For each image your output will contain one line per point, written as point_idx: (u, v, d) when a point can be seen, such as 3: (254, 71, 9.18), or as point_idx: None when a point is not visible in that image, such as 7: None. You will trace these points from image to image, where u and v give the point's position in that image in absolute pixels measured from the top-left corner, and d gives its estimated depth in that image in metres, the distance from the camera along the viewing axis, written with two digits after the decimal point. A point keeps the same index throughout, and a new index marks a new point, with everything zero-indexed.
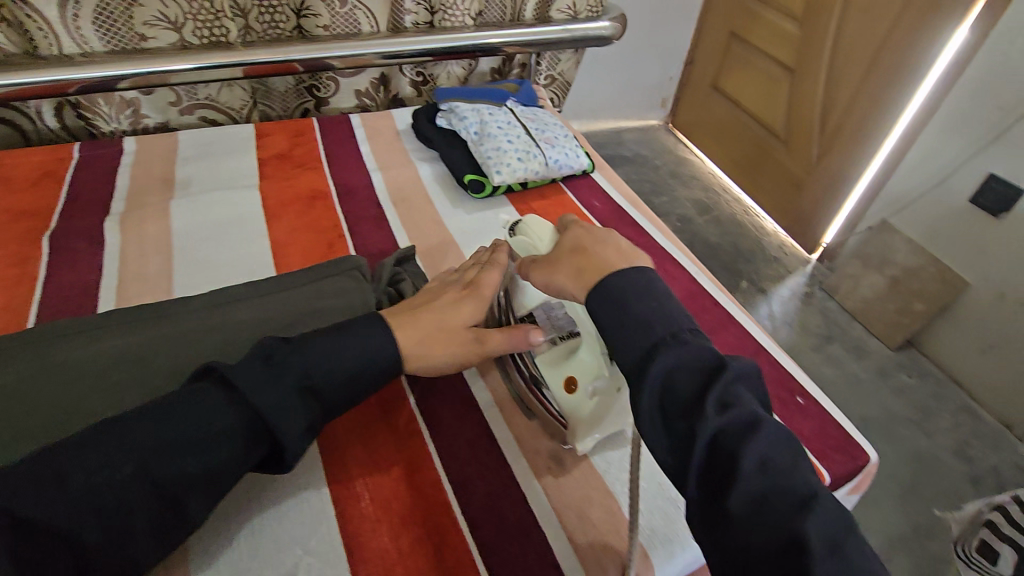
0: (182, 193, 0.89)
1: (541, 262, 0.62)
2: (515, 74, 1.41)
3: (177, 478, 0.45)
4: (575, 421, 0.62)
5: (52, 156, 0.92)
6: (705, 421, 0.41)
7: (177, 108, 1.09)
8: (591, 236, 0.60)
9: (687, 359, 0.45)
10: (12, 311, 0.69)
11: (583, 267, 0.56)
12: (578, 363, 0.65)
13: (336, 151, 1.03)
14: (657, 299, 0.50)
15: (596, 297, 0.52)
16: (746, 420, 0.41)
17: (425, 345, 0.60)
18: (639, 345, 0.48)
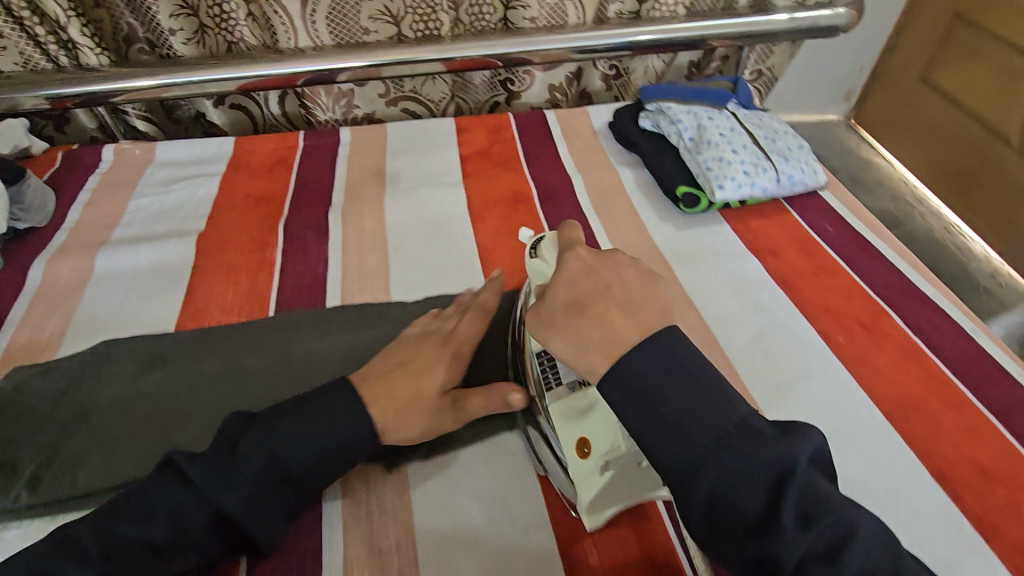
0: (393, 188, 0.91)
1: (539, 319, 0.47)
2: (714, 68, 1.26)
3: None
4: (588, 497, 0.49)
5: (282, 144, 0.99)
6: (784, 543, 0.34)
7: (383, 99, 1.14)
8: (596, 289, 0.47)
9: (746, 470, 0.37)
10: (256, 295, 0.74)
11: (584, 336, 0.44)
12: (595, 421, 0.50)
13: (534, 150, 1.00)
14: (686, 388, 0.41)
15: (611, 383, 0.42)
16: (831, 532, 0.35)
17: (406, 415, 0.53)
18: (673, 455, 0.39)
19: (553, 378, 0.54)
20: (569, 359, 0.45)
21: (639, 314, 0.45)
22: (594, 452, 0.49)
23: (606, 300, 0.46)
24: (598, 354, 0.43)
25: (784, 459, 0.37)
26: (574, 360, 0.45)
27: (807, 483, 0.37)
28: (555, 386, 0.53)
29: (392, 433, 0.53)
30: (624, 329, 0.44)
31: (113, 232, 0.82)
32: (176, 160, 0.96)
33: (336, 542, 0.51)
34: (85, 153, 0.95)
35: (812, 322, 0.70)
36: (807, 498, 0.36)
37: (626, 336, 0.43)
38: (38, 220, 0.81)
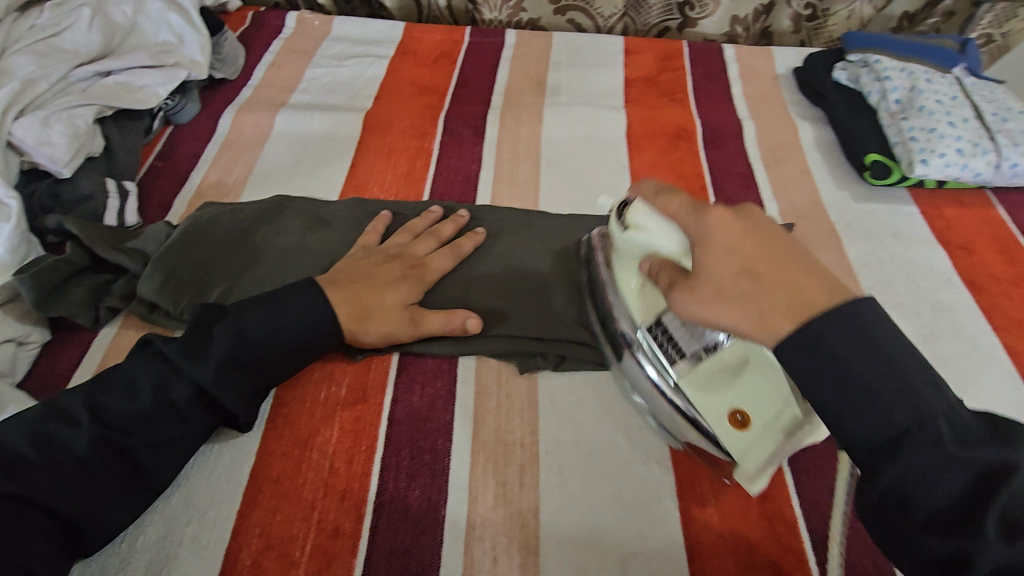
0: (552, 101, 0.88)
1: (694, 291, 0.40)
2: (932, 24, 1.07)
3: (191, 402, 0.48)
4: (756, 462, 0.46)
5: (449, 37, 0.98)
6: (910, 447, 0.33)
7: (552, 6, 1.08)
8: (759, 253, 0.38)
9: (878, 371, 0.34)
10: (413, 181, 0.76)
11: (774, 303, 0.37)
12: (746, 386, 0.49)
13: (706, 85, 0.92)
14: (881, 356, 0.34)
15: (791, 349, 0.35)
16: (961, 439, 0.32)
17: (371, 314, 0.55)
18: (819, 362, 0.35)
19: (677, 351, 0.51)
20: (753, 334, 0.37)
21: (812, 277, 0.37)
22: (755, 422, 0.47)
23: (775, 257, 0.38)
24: (782, 314, 0.36)
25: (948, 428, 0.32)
26: (756, 327, 0.37)
27: (965, 437, 0.33)
28: (678, 358, 0.50)
29: (358, 332, 0.55)
30: (814, 288, 0.37)
31: (291, 96, 0.87)
32: (349, 37, 0.98)
33: (466, 425, 0.54)
34: (271, 16, 0.99)
35: (994, 333, 0.62)
36: (938, 406, 0.33)
37: (815, 300, 0.36)
38: (230, 72, 0.88)
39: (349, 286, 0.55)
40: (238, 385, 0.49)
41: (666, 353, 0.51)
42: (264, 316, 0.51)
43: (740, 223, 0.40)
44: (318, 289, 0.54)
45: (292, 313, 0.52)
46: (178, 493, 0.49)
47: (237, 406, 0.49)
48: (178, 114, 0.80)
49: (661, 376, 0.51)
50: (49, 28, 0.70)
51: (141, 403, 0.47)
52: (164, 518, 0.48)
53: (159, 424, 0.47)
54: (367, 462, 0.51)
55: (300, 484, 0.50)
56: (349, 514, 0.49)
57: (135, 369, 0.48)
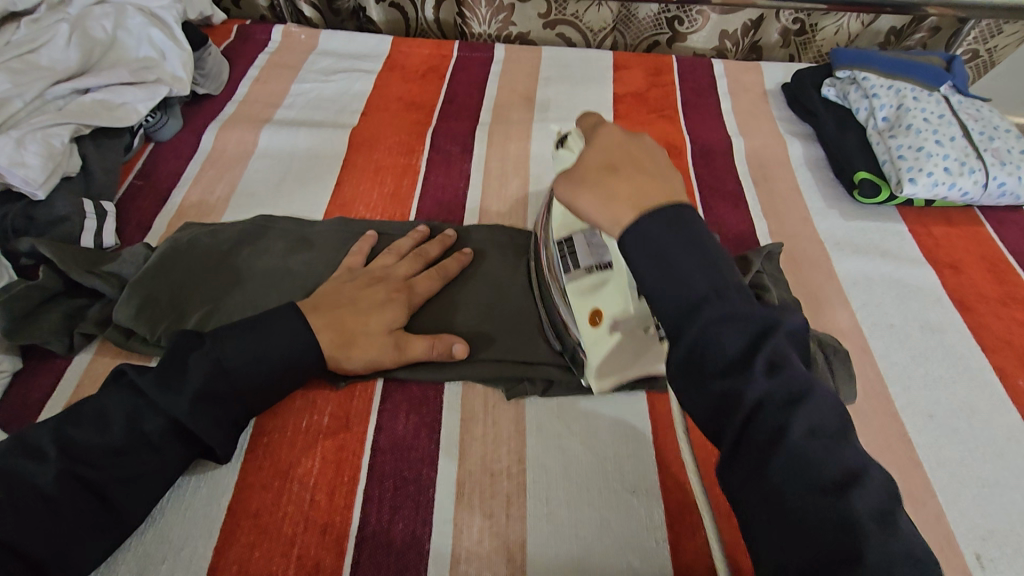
0: (540, 116, 0.88)
1: (562, 178, 0.45)
2: (918, 40, 1.08)
3: (164, 435, 0.46)
4: (596, 360, 0.52)
5: (437, 52, 0.97)
6: (749, 386, 0.35)
7: (542, 20, 1.08)
8: (626, 159, 0.44)
9: (737, 318, 0.36)
10: (399, 199, 0.75)
11: (615, 193, 0.42)
12: (609, 294, 0.53)
13: (695, 101, 0.92)
14: (707, 254, 0.38)
15: (631, 238, 0.39)
16: (791, 388, 0.35)
17: (355, 341, 0.54)
18: (678, 299, 0.38)
19: (571, 263, 0.54)
20: (602, 221, 0.42)
21: (663, 184, 0.42)
22: (604, 320, 0.52)
23: (638, 167, 0.43)
24: (626, 205, 0.41)
25: (775, 333, 0.36)
26: (602, 215, 0.42)
27: (783, 343, 0.36)
28: (572, 268, 0.54)
29: (341, 360, 0.54)
30: (653, 187, 0.42)
31: (276, 111, 0.86)
32: (336, 51, 0.97)
33: (452, 455, 0.53)
34: (257, 30, 0.98)
35: (983, 354, 0.62)
36: (776, 357, 0.35)
37: (654, 196, 0.41)
38: (213, 87, 0.86)
39: (331, 314, 0.54)
40: (215, 416, 0.48)
41: (561, 263, 0.55)
42: (246, 345, 0.50)
43: (626, 144, 0.46)
44: (302, 317, 0.53)
45: (275, 343, 0.51)
46: (153, 530, 0.48)
47: (214, 439, 0.48)
48: (160, 131, 0.78)
49: (554, 281, 0.55)
50: (26, 44, 0.69)
51: (114, 437, 0.45)
52: (138, 556, 0.46)
53: (132, 459, 0.45)
54: (349, 495, 0.50)
55: (280, 518, 0.49)
56: (330, 550, 0.47)
57: (108, 402, 0.47)
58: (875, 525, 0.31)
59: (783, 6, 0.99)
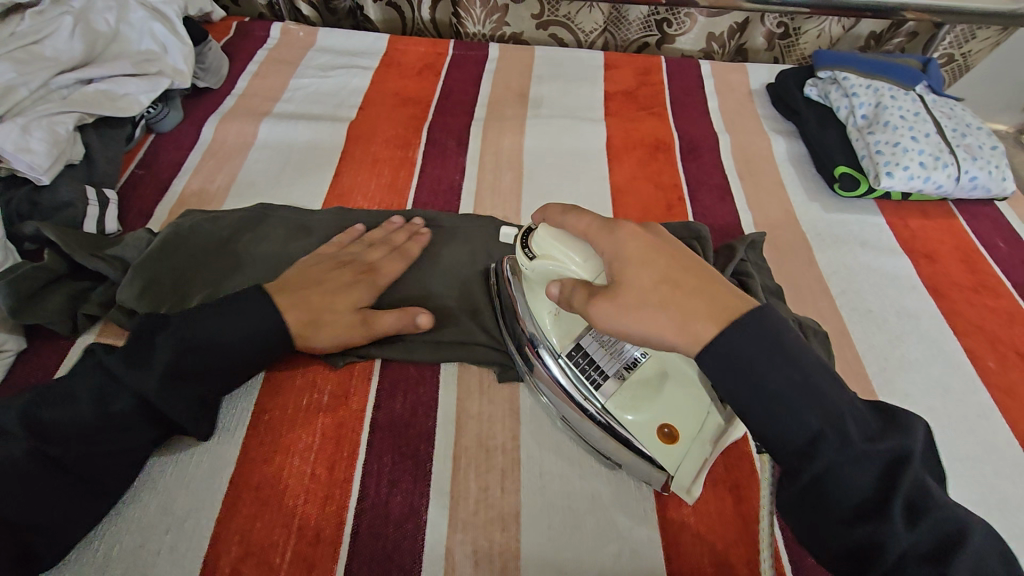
0: (534, 112, 0.90)
1: (612, 302, 0.42)
2: (897, 44, 1.12)
3: (130, 414, 0.47)
4: (689, 478, 0.46)
5: (433, 49, 1.00)
6: (855, 481, 0.37)
7: (535, 21, 1.11)
8: (673, 267, 0.42)
9: (830, 415, 0.37)
10: (396, 190, 0.77)
11: (695, 311, 0.40)
12: (668, 398, 0.48)
13: (683, 100, 0.95)
14: (789, 360, 0.38)
15: (709, 357, 0.39)
16: (891, 468, 0.37)
17: (319, 321, 0.55)
18: (772, 410, 0.38)
19: (599, 376, 0.50)
20: (676, 340, 0.40)
21: (711, 283, 0.42)
22: (682, 433, 0.47)
23: (688, 272, 0.42)
24: (708, 320, 0.39)
25: (853, 423, 0.38)
26: (681, 336, 0.40)
27: (865, 422, 0.39)
28: (602, 381, 0.50)
29: (309, 338, 0.55)
30: (721, 296, 0.41)
31: (275, 105, 0.87)
32: (334, 48, 0.99)
33: (448, 431, 0.55)
34: (256, 27, 1.00)
35: (956, 337, 0.65)
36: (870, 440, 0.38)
37: (730, 308, 0.40)
38: (213, 81, 0.88)
39: (298, 295, 0.55)
40: (181, 394, 0.49)
41: (586, 376, 0.51)
42: (217, 324, 0.51)
43: (655, 246, 0.44)
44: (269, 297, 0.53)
45: (243, 321, 0.51)
46: (157, 501, 0.49)
47: (183, 417, 0.49)
48: (161, 122, 0.80)
49: (588, 402, 0.50)
50: (30, 35, 0.70)
51: (85, 415, 0.46)
52: (117, 533, 0.47)
53: (98, 438, 0.46)
54: (349, 468, 0.52)
55: (282, 490, 0.50)
56: (330, 521, 0.49)
57: (76, 382, 0.48)
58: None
59: (768, 9, 1.02)
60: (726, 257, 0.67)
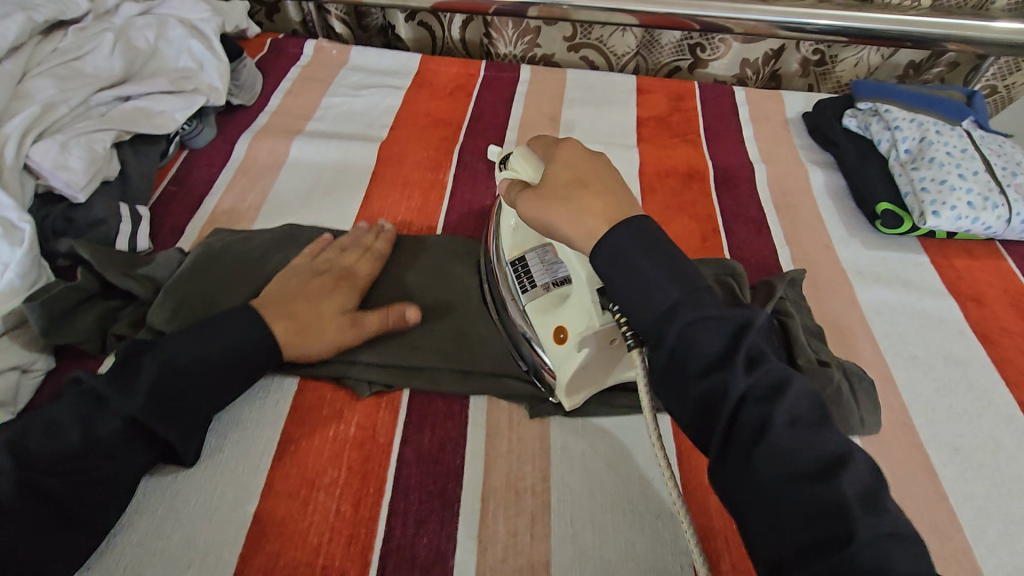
0: (565, 137, 0.89)
1: (532, 196, 0.51)
2: (937, 74, 1.10)
3: (120, 437, 0.47)
4: (566, 376, 0.53)
5: (464, 70, 0.99)
6: (732, 382, 0.39)
7: (567, 43, 1.10)
8: (588, 174, 0.50)
9: (713, 322, 0.40)
10: (426, 213, 0.76)
11: (588, 208, 0.47)
12: (569, 307, 0.54)
13: (718, 127, 0.93)
14: (670, 261, 0.43)
15: (603, 249, 0.45)
16: (768, 380, 0.39)
17: (306, 329, 0.56)
18: (654, 308, 0.42)
19: (528, 282, 0.57)
20: (566, 230, 0.48)
21: (625, 198, 0.48)
22: (570, 336, 0.53)
23: (605, 183, 0.49)
24: (596, 217, 0.47)
25: (746, 337, 0.40)
26: (575, 228, 0.48)
27: (758, 340, 0.41)
28: (530, 286, 0.57)
29: (302, 348, 0.56)
30: (617, 200, 0.48)
31: (307, 124, 0.88)
32: (366, 66, 0.99)
33: (477, 470, 0.53)
34: (290, 44, 1.01)
35: (1007, 387, 0.62)
36: (754, 353, 0.40)
37: (620, 210, 0.47)
38: (247, 98, 0.88)
39: (281, 305, 0.56)
40: (170, 414, 0.49)
41: (518, 283, 0.58)
42: (202, 346, 0.52)
43: (585, 158, 0.52)
44: (251, 318, 0.54)
45: (220, 341, 0.53)
46: (180, 535, 0.48)
47: (173, 437, 0.49)
48: (195, 139, 0.80)
49: (514, 302, 0.58)
50: (72, 52, 0.71)
51: (68, 441, 0.45)
52: (97, 574, 0.46)
53: (88, 464, 0.45)
54: (375, 505, 0.50)
55: (307, 527, 0.49)
56: (355, 562, 0.47)
57: (58, 407, 0.47)
58: (867, 510, 0.34)
59: (805, 36, 1.01)
60: (766, 296, 0.65)
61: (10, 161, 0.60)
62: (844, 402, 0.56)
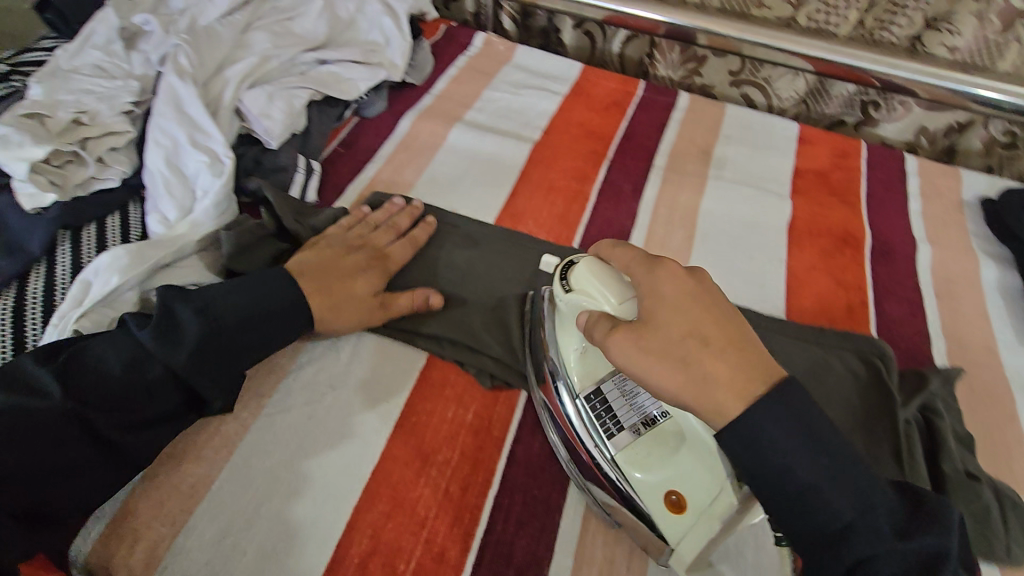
0: (716, 173, 0.87)
1: (635, 344, 0.43)
2: None
3: (160, 381, 0.49)
4: (689, 554, 0.45)
5: (622, 87, 0.99)
6: (878, 557, 0.36)
7: (731, 78, 1.07)
8: (696, 322, 0.42)
9: (839, 480, 0.38)
10: (567, 222, 0.78)
11: (732, 383, 0.40)
12: (681, 461, 0.46)
13: (883, 193, 0.86)
14: (783, 403, 0.39)
15: (735, 428, 0.39)
16: (919, 551, 0.37)
17: (341, 301, 0.58)
18: (786, 466, 0.38)
19: (614, 425, 0.49)
20: (687, 399, 0.41)
21: (745, 339, 0.42)
22: (691, 507, 0.44)
23: (723, 332, 0.42)
24: (734, 395, 0.39)
25: (836, 460, 0.38)
26: (703, 403, 0.40)
27: (889, 500, 0.39)
28: (617, 432, 0.49)
29: (335, 321, 0.58)
30: (756, 368, 0.41)
31: (467, 112, 0.91)
32: (529, 67, 1.02)
33: (582, 489, 0.53)
34: (462, 33, 1.05)
35: None
36: (883, 512, 0.38)
37: (757, 379, 0.40)
38: (417, 78, 0.93)
39: (320, 277, 0.59)
40: (212, 368, 0.51)
41: (606, 424, 0.50)
42: (242, 301, 0.54)
43: (695, 309, 0.43)
44: (294, 284, 0.57)
45: (265, 296, 0.55)
46: (304, 474, 0.51)
47: (212, 391, 0.51)
48: (368, 108, 0.86)
49: (598, 450, 0.49)
50: (287, 12, 0.79)
51: (112, 379, 0.48)
52: (224, 489, 0.50)
53: (129, 402, 0.48)
54: (480, 496, 0.52)
55: (416, 498, 0.51)
56: (456, 543, 0.49)
57: (105, 345, 0.50)
58: None
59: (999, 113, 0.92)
60: (914, 387, 0.60)
61: (227, 102, 0.69)
62: (992, 526, 0.52)
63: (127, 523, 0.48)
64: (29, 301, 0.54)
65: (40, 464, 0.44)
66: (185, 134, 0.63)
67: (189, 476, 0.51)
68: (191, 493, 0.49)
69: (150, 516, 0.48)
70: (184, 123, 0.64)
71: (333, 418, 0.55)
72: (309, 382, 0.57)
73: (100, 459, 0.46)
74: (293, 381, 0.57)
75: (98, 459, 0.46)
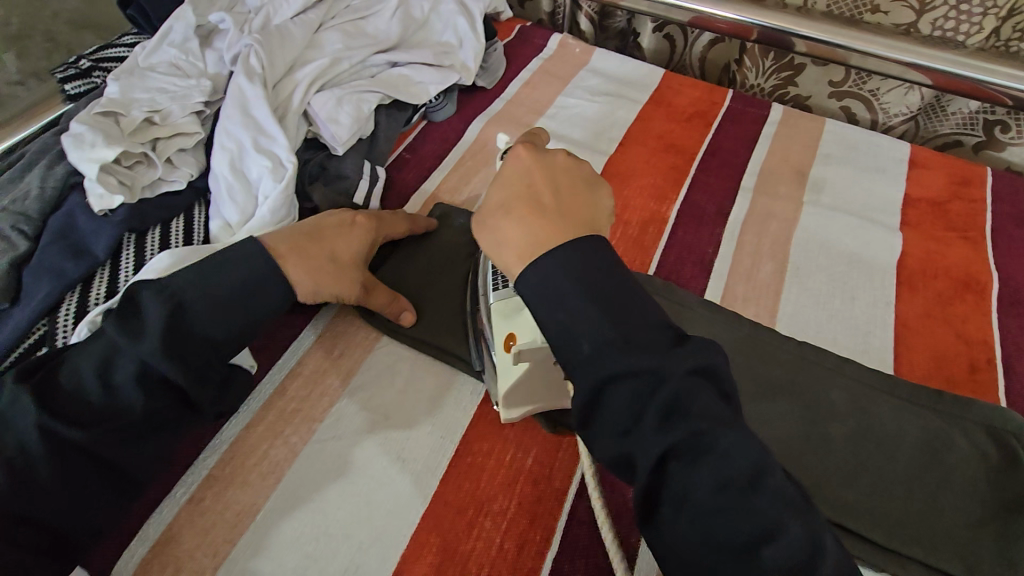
0: (812, 198, 0.78)
1: (489, 236, 0.45)
2: None
3: (122, 378, 0.45)
4: (504, 386, 0.51)
5: (707, 96, 0.91)
6: (642, 441, 0.36)
7: (831, 88, 0.96)
8: (525, 191, 0.46)
9: (610, 343, 0.38)
10: (642, 246, 0.72)
11: (526, 239, 0.43)
12: (525, 318, 0.52)
13: (1014, 231, 0.74)
14: (582, 288, 0.39)
15: (523, 282, 0.41)
16: (688, 432, 0.35)
17: (313, 275, 0.54)
18: (576, 336, 0.39)
19: (500, 280, 0.53)
20: (506, 264, 0.44)
21: (566, 222, 0.44)
22: (514, 345, 0.51)
23: (533, 200, 0.45)
24: (527, 249, 0.43)
25: (605, 324, 0.38)
26: (510, 259, 0.44)
27: (686, 385, 0.36)
28: (497, 286, 0.53)
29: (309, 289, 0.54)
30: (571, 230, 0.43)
31: (539, 119, 0.86)
32: (606, 72, 0.95)
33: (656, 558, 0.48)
34: (536, 34, 1.00)
35: None
36: (672, 401, 0.36)
37: (553, 231, 0.43)
38: (488, 81, 0.89)
39: (304, 238, 0.55)
40: (182, 355, 0.47)
41: (493, 279, 0.55)
42: (213, 291, 0.49)
43: (504, 219, 0.45)
44: (264, 256, 0.52)
45: (232, 272, 0.50)
46: (349, 512, 0.48)
47: (184, 377, 0.46)
48: (436, 113, 0.81)
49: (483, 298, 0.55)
50: (361, 12, 0.76)
51: (90, 395, 0.45)
52: (269, 525, 0.47)
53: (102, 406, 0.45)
54: (537, 557, 0.47)
55: (468, 553, 0.47)
56: None
57: (83, 348, 0.47)
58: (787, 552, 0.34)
59: None
60: None
61: (295, 105, 0.66)
62: None
63: (170, 548, 0.46)
64: (91, 304, 0.53)
65: (34, 496, 0.41)
66: (250, 137, 0.61)
67: (235, 504, 0.48)
68: (235, 522, 0.47)
69: (193, 543, 0.46)
70: (250, 125, 0.62)
71: (384, 449, 0.52)
72: (361, 408, 0.54)
73: (100, 477, 0.44)
74: (346, 405, 0.54)
75: (100, 481, 0.44)
